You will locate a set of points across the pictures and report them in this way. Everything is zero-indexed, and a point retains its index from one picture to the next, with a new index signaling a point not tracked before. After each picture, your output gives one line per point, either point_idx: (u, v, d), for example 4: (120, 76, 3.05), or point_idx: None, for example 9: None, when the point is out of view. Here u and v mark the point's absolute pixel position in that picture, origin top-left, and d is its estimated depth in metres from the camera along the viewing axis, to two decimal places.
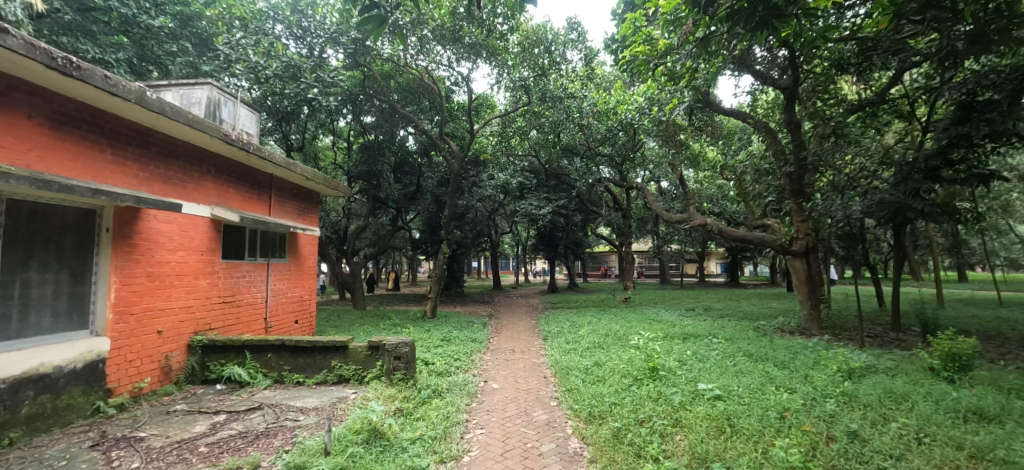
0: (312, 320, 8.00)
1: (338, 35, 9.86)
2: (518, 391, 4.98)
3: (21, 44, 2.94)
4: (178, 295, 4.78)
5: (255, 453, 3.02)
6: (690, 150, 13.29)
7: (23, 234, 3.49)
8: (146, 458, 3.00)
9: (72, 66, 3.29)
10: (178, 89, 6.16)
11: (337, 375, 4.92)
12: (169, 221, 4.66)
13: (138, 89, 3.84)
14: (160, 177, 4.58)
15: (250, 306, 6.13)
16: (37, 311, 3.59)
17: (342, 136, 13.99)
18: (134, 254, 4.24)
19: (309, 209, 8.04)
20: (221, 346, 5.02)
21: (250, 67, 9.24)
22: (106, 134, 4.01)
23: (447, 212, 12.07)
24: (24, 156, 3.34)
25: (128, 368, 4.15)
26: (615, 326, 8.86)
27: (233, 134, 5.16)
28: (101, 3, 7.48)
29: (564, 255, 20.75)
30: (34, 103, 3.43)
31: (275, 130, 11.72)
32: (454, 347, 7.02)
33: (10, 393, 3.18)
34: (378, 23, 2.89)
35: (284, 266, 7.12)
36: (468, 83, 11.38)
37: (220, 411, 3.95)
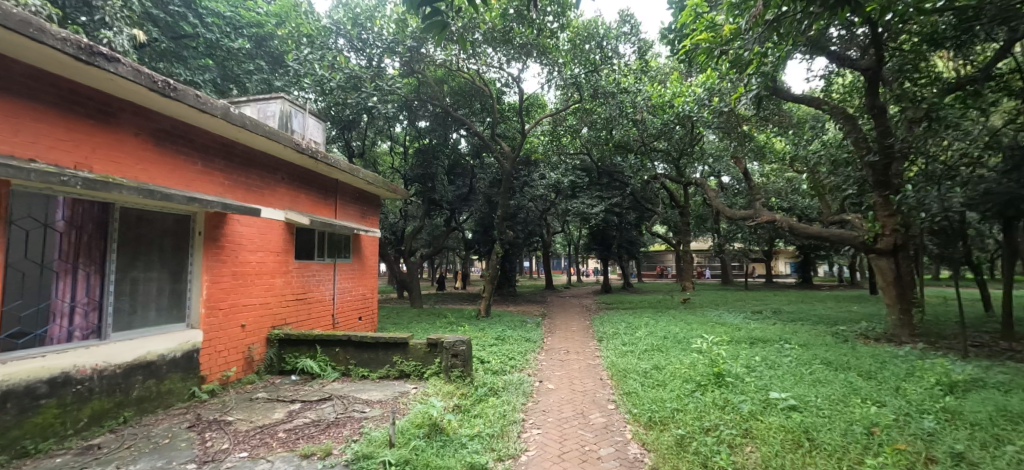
0: (374, 317, 8.42)
1: (395, 45, 10.25)
2: (574, 393, 4.92)
3: (129, 70, 3.36)
4: (258, 291, 5.22)
5: (327, 441, 3.22)
6: (753, 141, 12.48)
7: (132, 238, 3.96)
8: (233, 440, 3.30)
9: (170, 88, 3.70)
10: (255, 104, 6.73)
11: (399, 370, 5.12)
12: (250, 225, 5.10)
13: (224, 105, 4.23)
14: (242, 185, 5.03)
15: (320, 303, 6.57)
16: (145, 306, 4.05)
17: (399, 141, 14.58)
18: (221, 254, 4.68)
19: (371, 212, 8.47)
20: (295, 340, 5.41)
21: (316, 80, 9.96)
22: (197, 147, 4.46)
23: (500, 212, 12.24)
24: (133, 170, 3.80)
25: (218, 358, 4.60)
26: (675, 328, 8.49)
27: (303, 144, 5.54)
28: (191, 30, 8.48)
29: (618, 255, 20.30)
30: (140, 123, 3.89)
31: (338, 138, 12.46)
32: (508, 346, 7.08)
33: (124, 376, 3.64)
34: (440, 29, 2.96)
35: (349, 265, 7.55)
36: (518, 83, 11.48)
37: (295, 400, 4.26)
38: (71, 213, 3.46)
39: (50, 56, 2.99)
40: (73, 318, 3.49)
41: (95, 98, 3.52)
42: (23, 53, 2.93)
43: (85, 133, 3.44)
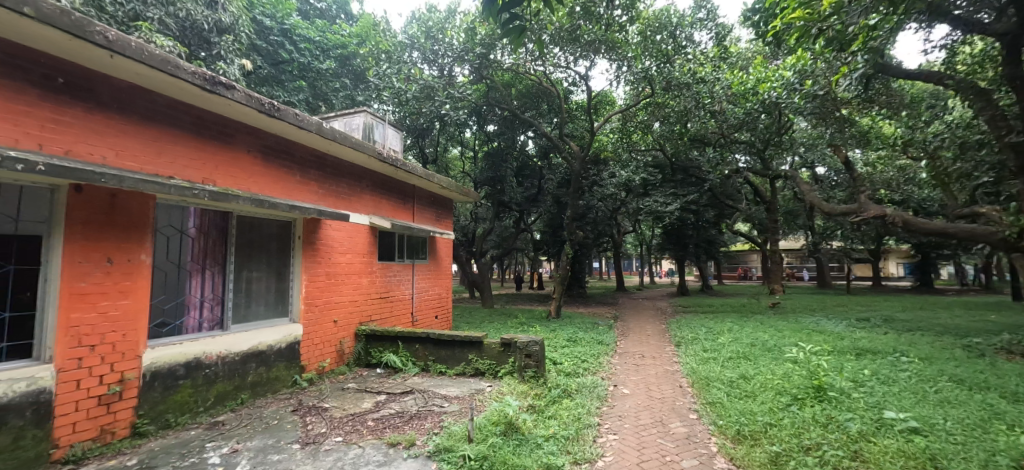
0: (450, 315, 8.78)
1: (465, 53, 10.42)
2: (651, 399, 4.72)
3: (243, 96, 3.84)
4: (347, 290, 5.69)
5: (411, 432, 3.42)
6: (855, 127, 11.10)
7: (248, 242, 4.51)
8: (331, 425, 3.63)
9: (275, 109, 4.17)
10: (341, 118, 7.34)
11: (474, 367, 5.26)
12: (340, 229, 5.58)
13: (318, 121, 4.67)
14: (333, 193, 5.51)
15: (401, 301, 6.99)
16: (258, 302, 4.59)
17: (468, 146, 15.04)
18: (316, 256, 5.17)
19: (445, 214, 8.83)
20: (379, 336, 5.80)
21: (394, 92, 10.61)
22: (296, 161, 4.97)
23: (569, 213, 12.14)
24: (247, 183, 4.34)
25: (316, 350, 5.10)
26: (763, 335, 7.81)
27: (384, 153, 5.94)
28: (287, 56, 9.96)
29: (695, 255, 19.17)
30: (251, 141, 4.42)
31: (413, 146, 13.17)
32: (580, 348, 6.99)
33: (241, 362, 4.16)
34: (518, 33, 3.03)
35: (426, 266, 7.95)
36: (586, 80, 11.30)
37: (381, 392, 4.57)
38: (199, 221, 4.03)
39: (184, 88, 3.52)
40: (202, 311, 4.06)
41: (216, 122, 4.07)
42: (163, 86, 3.47)
43: (209, 152, 3.99)
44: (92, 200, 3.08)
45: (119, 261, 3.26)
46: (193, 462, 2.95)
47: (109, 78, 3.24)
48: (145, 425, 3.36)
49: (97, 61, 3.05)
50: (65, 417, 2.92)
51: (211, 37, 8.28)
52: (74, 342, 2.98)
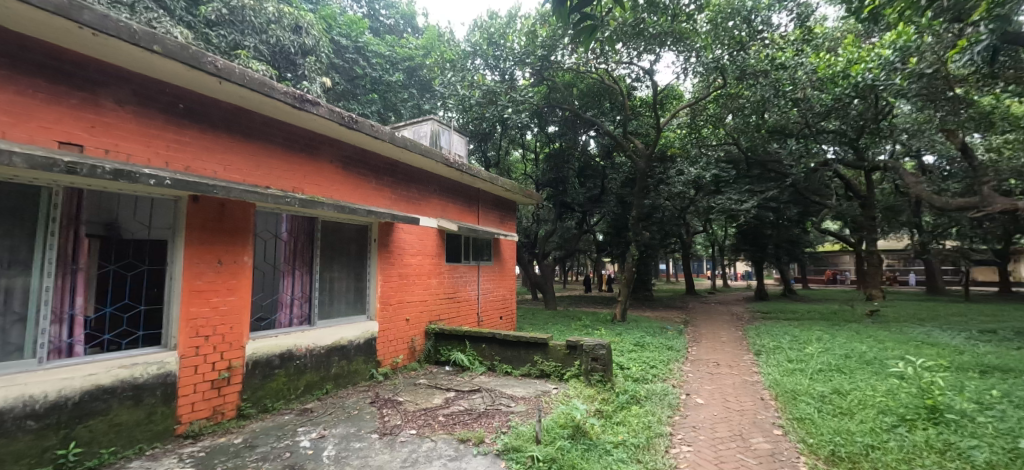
0: (514, 316, 8.87)
1: (526, 57, 10.43)
2: (729, 411, 4.42)
3: (326, 111, 4.18)
4: (418, 290, 5.98)
5: (480, 429, 3.50)
6: (975, 107, 9.60)
7: (331, 245, 4.89)
8: (405, 418, 3.83)
9: (353, 122, 4.49)
10: (410, 127, 7.75)
11: (539, 369, 5.28)
12: (411, 232, 5.87)
13: (390, 132, 4.96)
14: (404, 198, 5.82)
15: (467, 302, 7.20)
16: (340, 300, 4.96)
17: (530, 149, 15.11)
18: (390, 258, 5.49)
19: (509, 217, 8.97)
20: (448, 335, 6.02)
21: (459, 100, 10.98)
22: (372, 169, 5.32)
23: (635, 213, 11.73)
24: (329, 191, 4.71)
25: (390, 346, 5.41)
26: (859, 346, 7.00)
27: (451, 159, 6.16)
28: (361, 71, 11.20)
29: (776, 257, 17.66)
30: (333, 152, 4.80)
31: (476, 150, 13.51)
32: (649, 353, 6.72)
33: (326, 355, 4.52)
34: (589, 33, 3.00)
35: (491, 267, 8.12)
36: (650, 75, 10.91)
37: (451, 389, 4.74)
38: (290, 226, 4.46)
39: (277, 107, 3.91)
40: (293, 308, 4.48)
41: (304, 136, 4.48)
42: (259, 106, 3.89)
43: (298, 163, 4.39)
44: (206, 209, 3.54)
45: (227, 262, 3.71)
46: (287, 445, 3.25)
47: (217, 102, 3.70)
48: (247, 408, 3.78)
49: (208, 88, 3.49)
50: (186, 397, 3.38)
51: (296, 59, 9.15)
52: (192, 332, 3.44)
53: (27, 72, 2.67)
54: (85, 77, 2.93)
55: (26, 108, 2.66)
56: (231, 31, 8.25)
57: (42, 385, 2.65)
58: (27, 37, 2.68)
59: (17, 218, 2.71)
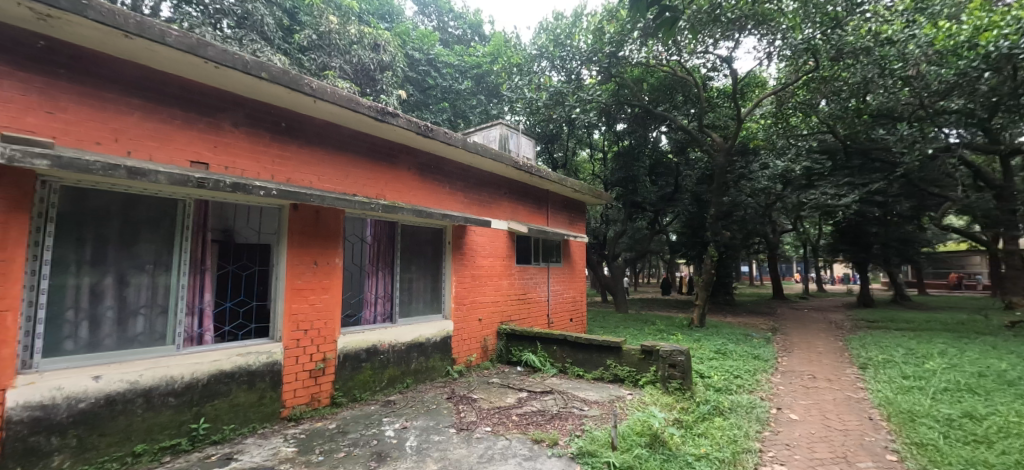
0: (584, 319, 8.76)
1: (594, 54, 10.11)
2: (829, 429, 3.99)
3: (404, 121, 4.43)
4: (490, 291, 6.13)
5: (554, 431, 3.51)
6: None
7: (409, 247, 5.19)
8: (480, 415, 3.95)
9: (429, 130, 4.71)
10: (480, 132, 8.02)
11: (613, 374, 5.15)
12: (483, 234, 6.04)
13: (463, 138, 5.13)
14: (476, 201, 6.00)
15: (537, 303, 7.25)
16: (418, 299, 5.25)
17: (598, 148, 14.79)
18: (463, 259, 5.70)
19: (578, 217, 8.88)
20: (519, 335, 6.11)
21: (526, 103, 11.07)
22: (446, 174, 5.56)
23: (713, 212, 11.02)
24: (407, 197, 5.00)
25: (464, 345, 5.61)
26: (999, 363, 5.94)
27: (520, 162, 6.23)
28: (433, 82, 11.89)
29: (884, 257, 15.56)
30: (411, 160, 5.09)
31: (544, 152, 13.55)
32: (733, 362, 6.28)
33: (406, 351, 4.81)
34: (670, 26, 2.89)
35: (561, 269, 8.09)
36: (729, 63, 10.16)
37: (523, 389, 4.79)
38: (374, 230, 4.81)
39: (362, 120, 4.23)
40: (378, 306, 4.82)
41: (385, 146, 4.80)
42: (347, 121, 4.24)
43: (380, 172, 4.71)
44: (304, 215, 3.94)
45: (321, 263, 4.09)
46: (375, 432, 3.52)
47: (311, 119, 4.10)
48: (340, 397, 4.13)
49: (304, 107, 3.88)
50: (289, 384, 3.78)
51: (376, 75, 9.83)
52: (293, 326, 3.84)
53: (166, 104, 3.18)
54: (209, 104, 3.41)
55: (166, 134, 3.17)
56: (320, 54, 9.10)
57: (178, 368, 3.13)
58: (166, 75, 3.20)
59: (161, 226, 3.24)
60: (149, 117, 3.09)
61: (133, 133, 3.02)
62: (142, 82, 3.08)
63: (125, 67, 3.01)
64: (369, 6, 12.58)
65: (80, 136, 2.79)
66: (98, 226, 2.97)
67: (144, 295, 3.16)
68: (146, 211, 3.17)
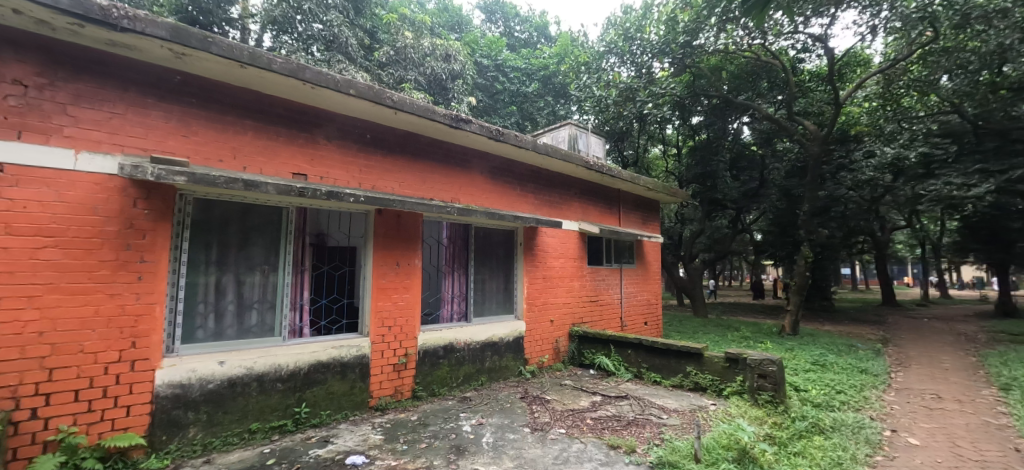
0: (660, 322, 8.39)
1: (666, 46, 9.68)
2: (961, 460, 3.43)
3: (477, 127, 4.57)
4: (561, 292, 6.11)
5: (631, 437, 3.42)
6: None
7: (483, 249, 5.34)
8: (554, 416, 3.96)
9: (500, 134, 4.81)
10: (549, 134, 8.05)
11: (693, 381, 4.89)
12: (554, 235, 6.04)
13: (533, 140, 5.18)
14: (546, 203, 6.02)
15: (610, 306, 7.08)
16: (491, 299, 5.39)
17: (672, 144, 14.08)
18: (535, 261, 5.74)
19: (653, 217, 8.54)
20: (592, 338, 6.02)
21: (595, 101, 10.85)
22: (517, 177, 5.65)
23: (807, 208, 9.99)
24: (480, 200, 5.15)
25: (537, 346, 5.65)
26: None
27: (591, 161, 6.14)
28: (501, 86, 12.34)
29: None
30: (483, 164, 5.25)
31: (613, 150, 13.21)
32: (834, 375, 5.64)
33: (480, 349, 4.95)
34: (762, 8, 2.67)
35: (634, 271, 7.83)
36: (824, 42, 9.10)
37: (597, 393, 4.72)
38: (450, 232, 5.02)
39: (438, 128, 4.44)
40: (453, 305, 5.02)
41: (459, 152, 4.99)
42: (424, 129, 4.47)
43: (455, 177, 4.91)
44: (387, 220, 4.23)
45: (403, 264, 4.36)
46: (453, 427, 3.67)
47: (392, 130, 4.38)
48: (420, 390, 4.37)
49: (385, 118, 4.15)
50: (376, 377, 4.08)
51: (447, 84, 10.24)
52: (379, 322, 4.14)
53: (272, 123, 3.60)
54: (306, 121, 3.79)
55: (272, 150, 3.58)
56: (397, 68, 9.71)
57: (284, 357, 3.52)
58: (272, 97, 3.61)
59: (270, 231, 3.66)
60: (260, 135, 3.52)
61: (247, 151, 3.45)
62: (253, 105, 3.51)
63: (240, 94, 3.45)
64: (440, 19, 13.19)
65: (208, 155, 3.26)
66: (221, 232, 3.43)
67: (256, 292, 3.59)
68: (258, 218, 3.61)
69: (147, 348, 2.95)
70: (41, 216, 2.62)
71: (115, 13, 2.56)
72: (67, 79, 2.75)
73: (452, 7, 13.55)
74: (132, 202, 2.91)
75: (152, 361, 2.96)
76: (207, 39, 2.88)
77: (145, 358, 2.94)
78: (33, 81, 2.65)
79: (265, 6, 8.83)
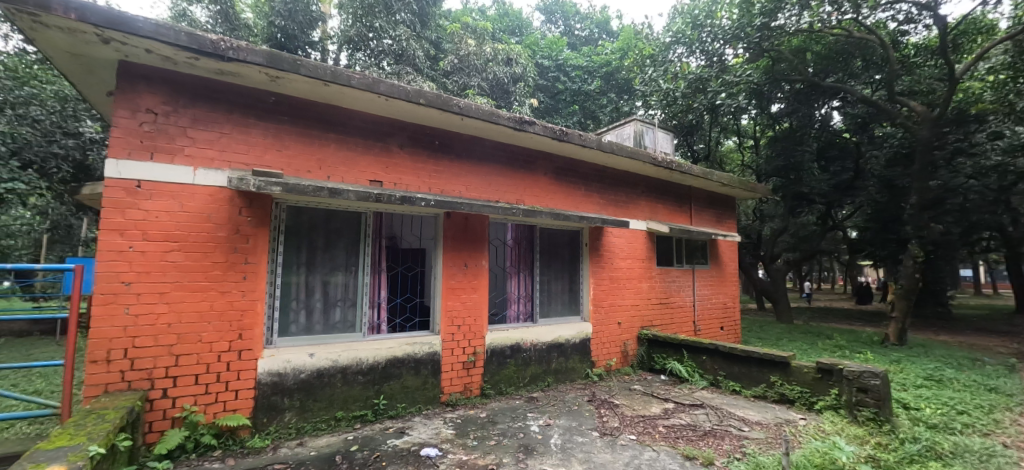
0: (738, 327, 7.83)
1: (741, 30, 8.94)
2: None
3: (540, 128, 4.59)
4: (629, 294, 5.93)
5: (708, 449, 3.23)
6: None
7: (548, 249, 5.34)
8: (624, 421, 3.86)
9: (564, 134, 4.79)
10: (614, 131, 7.86)
11: (778, 393, 4.52)
12: (620, 235, 5.88)
13: (597, 138, 5.10)
14: (612, 202, 5.88)
15: (681, 309, 6.75)
16: (556, 300, 5.38)
17: (748, 135, 13.08)
18: (601, 262, 5.62)
19: (728, 215, 8.00)
20: (662, 342, 5.78)
21: (663, 95, 10.21)
22: (581, 177, 5.57)
23: (914, 201, 8.80)
24: (545, 201, 5.16)
25: (604, 348, 5.54)
26: None
27: (659, 157, 5.89)
28: (562, 86, 12.39)
29: None
30: (547, 165, 5.24)
31: (682, 145, 12.57)
32: (955, 393, 4.89)
33: (546, 350, 4.96)
34: None
35: (708, 272, 7.39)
36: (934, 9, 7.92)
37: (669, 400, 4.52)
38: (514, 234, 5.09)
39: (502, 131, 4.51)
40: (519, 306, 5.07)
41: (523, 153, 5.04)
42: (489, 133, 4.57)
43: (519, 178, 4.97)
44: (455, 223, 4.38)
45: (471, 265, 4.49)
46: (521, 426, 3.72)
47: (459, 135, 4.53)
48: (488, 388, 4.48)
49: (453, 124, 4.30)
50: (446, 373, 4.24)
51: (509, 87, 10.40)
52: (449, 321, 4.30)
53: (351, 135, 3.88)
54: (380, 131, 4.04)
55: (352, 160, 3.86)
56: (461, 76, 9.99)
57: (364, 351, 3.78)
58: (350, 111, 3.90)
59: (350, 235, 3.95)
60: (340, 146, 3.81)
61: (331, 161, 3.75)
62: (335, 119, 3.81)
63: (324, 109, 3.76)
64: (500, 25, 13.47)
65: (298, 167, 3.59)
66: (310, 236, 3.77)
67: (340, 291, 3.89)
68: (341, 223, 3.91)
69: (251, 340, 3.33)
70: (168, 224, 3.06)
71: (223, 45, 2.92)
72: (186, 105, 3.18)
73: (512, 11, 13.73)
74: (237, 210, 3.30)
75: (255, 351, 3.33)
76: (297, 62, 3.17)
77: (250, 349, 3.32)
78: (160, 108, 3.09)
79: (342, 28, 9.73)
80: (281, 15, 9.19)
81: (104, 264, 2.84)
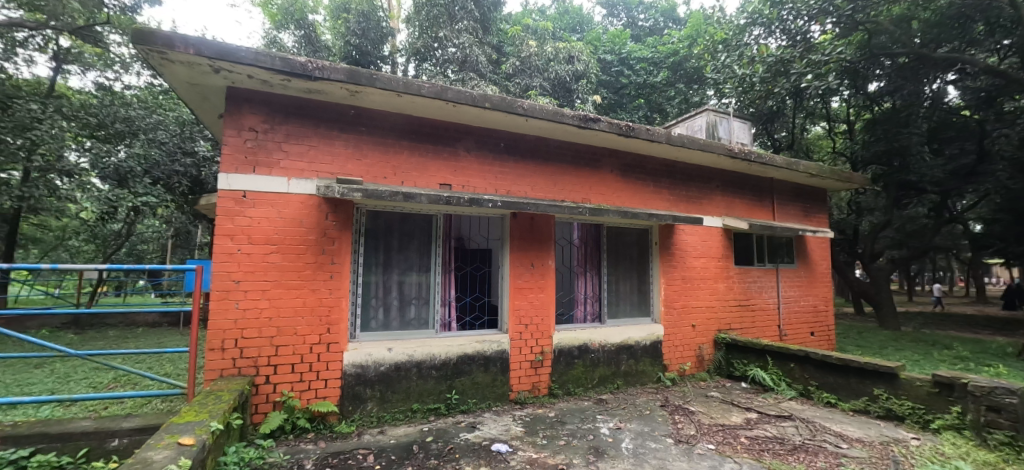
0: (831, 333, 7.08)
1: (829, 2, 7.96)
2: None
3: (605, 125, 4.49)
4: (704, 295, 5.62)
5: (799, 465, 2.98)
6: None
7: (614, 248, 5.22)
8: (700, 429, 3.66)
9: (630, 129, 4.65)
10: (684, 123, 7.48)
11: (884, 407, 4.02)
12: (693, 233, 5.58)
13: (666, 132, 4.88)
14: (683, 198, 5.60)
15: (764, 311, 6.25)
16: (625, 301, 5.24)
17: (840, 119, 11.79)
18: (673, 261, 5.38)
19: (817, 208, 7.26)
20: (743, 347, 5.40)
21: (738, 81, 9.49)
22: (649, 173, 5.38)
23: None
24: (612, 199, 5.05)
25: (677, 351, 5.30)
26: None
27: (736, 148, 5.50)
28: (626, 80, 12.11)
29: None
30: (613, 162, 5.12)
31: (761, 133, 11.65)
32: None
33: (615, 351, 4.85)
34: None
35: (795, 272, 6.77)
36: None
37: (752, 409, 4.21)
38: (581, 233, 5.04)
39: (567, 130, 4.48)
40: (586, 306, 5.01)
41: (588, 152, 4.97)
42: (553, 133, 4.57)
43: (585, 177, 4.91)
44: (522, 223, 4.43)
45: (537, 265, 4.51)
46: (591, 428, 3.67)
47: (524, 136, 4.57)
48: (556, 388, 4.47)
49: (518, 126, 4.36)
50: (514, 371, 4.31)
51: (571, 85, 10.28)
52: (517, 320, 4.36)
53: (423, 141, 4.08)
54: (449, 137, 4.20)
55: (424, 165, 4.06)
56: (523, 77, 10.04)
57: (437, 347, 3.96)
58: (421, 119, 4.09)
59: (423, 236, 4.16)
60: (413, 152, 4.02)
61: (405, 168, 3.98)
62: (407, 127, 4.02)
63: (397, 118, 3.99)
64: (561, 23, 13.40)
65: (375, 174, 3.85)
66: (387, 238, 4.02)
67: (414, 290, 4.11)
68: (414, 225, 4.12)
69: (337, 334, 3.62)
70: (269, 228, 3.43)
71: (310, 66, 3.20)
72: (281, 122, 3.55)
73: (572, 8, 13.60)
74: (325, 215, 3.61)
75: (340, 344, 3.62)
76: (373, 76, 3.39)
77: (336, 342, 3.61)
78: (260, 126, 3.48)
79: (409, 40, 10.36)
80: (356, 34, 9.87)
81: (219, 265, 3.26)
